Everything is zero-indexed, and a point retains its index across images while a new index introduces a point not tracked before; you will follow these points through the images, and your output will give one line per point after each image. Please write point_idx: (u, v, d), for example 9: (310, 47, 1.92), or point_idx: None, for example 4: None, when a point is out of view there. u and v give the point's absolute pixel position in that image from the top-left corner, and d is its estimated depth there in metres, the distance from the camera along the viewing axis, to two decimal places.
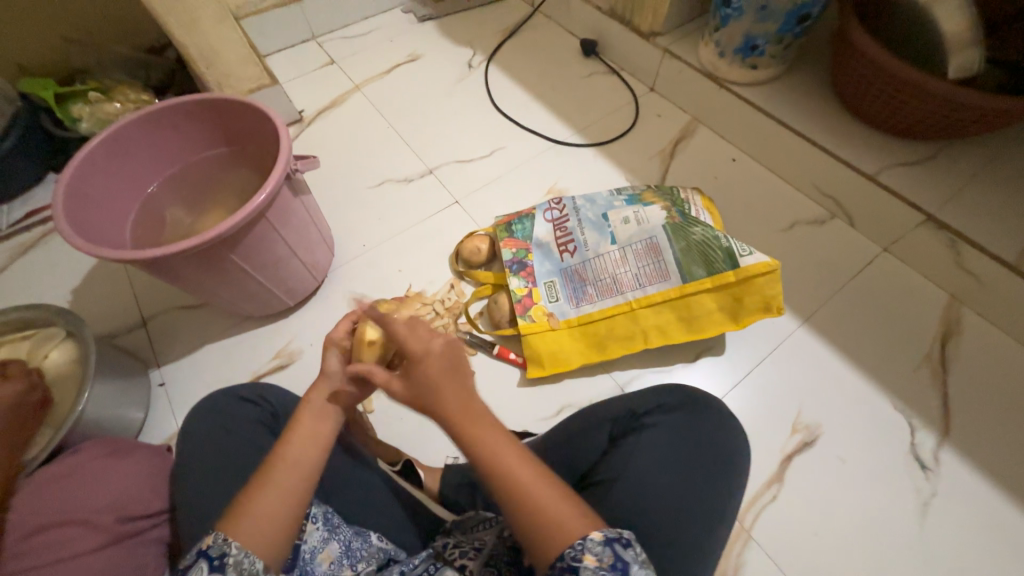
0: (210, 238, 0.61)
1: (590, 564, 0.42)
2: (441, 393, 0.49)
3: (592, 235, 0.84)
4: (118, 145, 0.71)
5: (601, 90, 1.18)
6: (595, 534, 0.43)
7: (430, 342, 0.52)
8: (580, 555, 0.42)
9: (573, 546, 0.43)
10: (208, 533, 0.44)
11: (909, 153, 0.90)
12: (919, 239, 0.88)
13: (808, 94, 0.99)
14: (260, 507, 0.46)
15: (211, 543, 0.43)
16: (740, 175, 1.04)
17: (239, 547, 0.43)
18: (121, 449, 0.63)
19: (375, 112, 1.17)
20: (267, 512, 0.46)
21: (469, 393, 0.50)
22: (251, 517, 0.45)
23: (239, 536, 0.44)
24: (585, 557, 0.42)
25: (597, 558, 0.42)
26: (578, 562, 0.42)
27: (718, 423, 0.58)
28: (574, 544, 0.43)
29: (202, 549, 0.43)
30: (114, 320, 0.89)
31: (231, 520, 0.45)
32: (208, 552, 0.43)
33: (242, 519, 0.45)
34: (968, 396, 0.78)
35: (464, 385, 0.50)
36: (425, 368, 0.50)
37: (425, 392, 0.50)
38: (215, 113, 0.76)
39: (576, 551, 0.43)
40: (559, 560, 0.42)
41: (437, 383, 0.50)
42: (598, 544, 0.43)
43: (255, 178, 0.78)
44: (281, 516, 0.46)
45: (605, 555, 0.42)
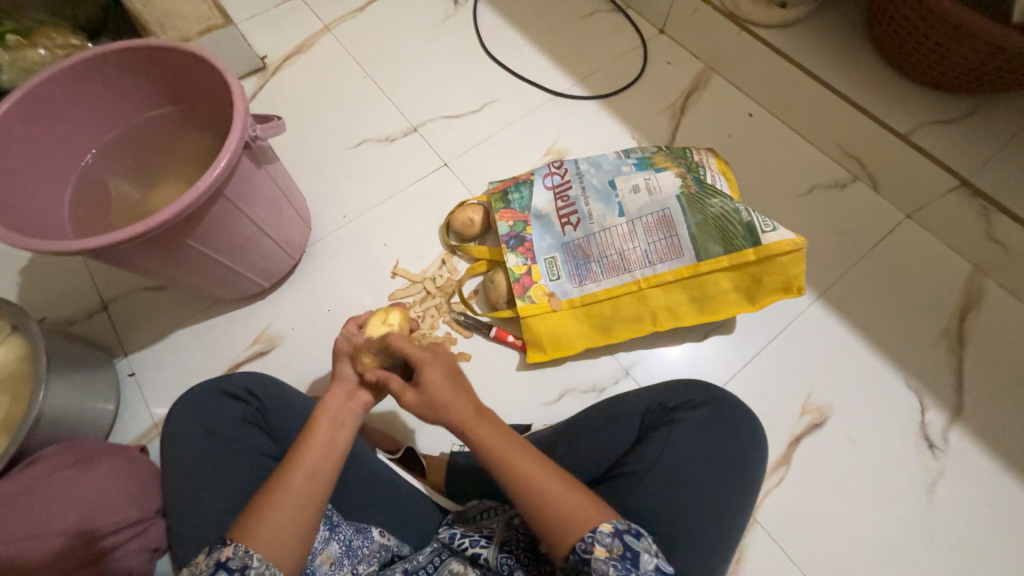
0: (160, 222, 0.52)
1: (601, 555, 0.40)
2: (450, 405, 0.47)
3: (597, 206, 0.75)
4: (38, 107, 0.60)
5: (606, 32, 1.04)
6: (605, 527, 0.41)
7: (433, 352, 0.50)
8: (590, 547, 0.41)
9: (583, 540, 0.41)
10: (229, 542, 0.42)
11: (948, 108, 0.80)
12: (949, 206, 0.81)
13: (840, 38, 0.87)
14: (269, 528, 0.43)
15: (231, 554, 0.41)
16: (757, 133, 0.94)
17: (262, 558, 0.41)
18: (85, 460, 0.60)
19: (348, 58, 1.02)
20: (281, 523, 0.43)
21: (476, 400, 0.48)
22: (265, 537, 0.42)
23: (258, 547, 0.42)
24: (595, 549, 0.40)
25: (608, 549, 0.41)
26: (588, 555, 0.41)
27: (742, 423, 0.56)
28: (584, 537, 0.41)
29: (223, 559, 0.41)
30: (70, 305, 0.81)
31: (246, 529, 0.42)
32: (231, 563, 0.41)
33: (261, 528, 0.42)
34: (984, 374, 0.76)
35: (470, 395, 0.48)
36: (430, 381, 0.48)
37: (436, 404, 0.47)
38: (154, 65, 0.64)
39: (587, 543, 0.41)
40: (572, 553, 0.41)
41: (447, 395, 0.47)
42: (607, 536, 0.41)
43: (211, 143, 0.67)
44: (295, 526, 0.43)
45: (615, 545, 0.41)
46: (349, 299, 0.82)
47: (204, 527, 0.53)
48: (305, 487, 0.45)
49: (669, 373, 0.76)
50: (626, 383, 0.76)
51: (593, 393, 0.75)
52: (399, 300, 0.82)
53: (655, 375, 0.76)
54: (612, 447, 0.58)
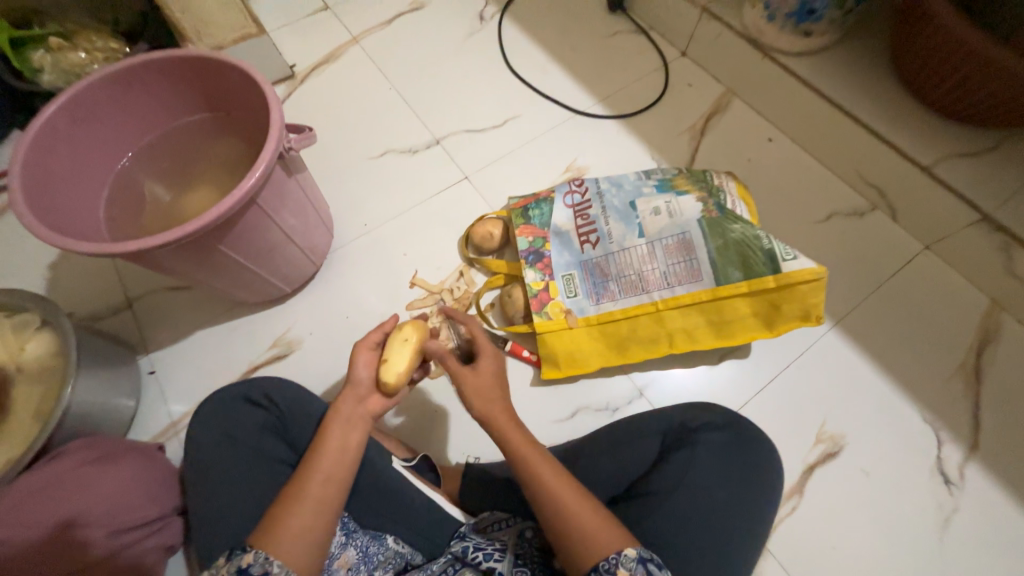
0: (196, 229, 0.54)
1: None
2: (494, 410, 0.50)
3: (617, 226, 0.76)
4: (82, 111, 0.62)
5: (628, 53, 1.06)
6: (630, 550, 0.41)
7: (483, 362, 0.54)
8: (614, 568, 0.41)
9: (607, 559, 0.41)
10: (248, 549, 0.42)
11: (970, 141, 0.80)
12: (968, 239, 0.81)
13: (863, 68, 0.87)
14: (289, 534, 0.44)
15: (252, 560, 0.42)
16: (776, 158, 0.95)
17: (281, 564, 0.42)
18: (106, 456, 0.61)
19: (374, 70, 1.04)
20: (301, 526, 0.44)
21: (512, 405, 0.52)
22: (287, 539, 0.43)
23: (277, 550, 0.43)
24: (618, 570, 0.40)
25: (631, 573, 0.40)
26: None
27: (761, 451, 0.56)
28: (607, 557, 0.41)
29: (243, 566, 0.41)
30: (95, 301, 0.83)
31: (265, 533, 0.43)
32: (252, 570, 0.41)
33: (281, 533, 0.43)
34: (1001, 410, 0.75)
35: (508, 402, 0.52)
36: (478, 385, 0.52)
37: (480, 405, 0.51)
38: (194, 74, 0.66)
39: (610, 564, 0.41)
40: (593, 573, 0.41)
41: (489, 401, 0.51)
42: (630, 560, 0.41)
43: (244, 151, 0.69)
44: (314, 530, 0.45)
45: (638, 571, 0.40)
46: (367, 307, 0.83)
47: (221, 528, 0.54)
48: (320, 491, 0.46)
49: (682, 394, 0.76)
50: (639, 403, 0.76)
51: (606, 412, 0.75)
52: (416, 310, 0.83)
53: (668, 396, 0.76)
54: (628, 469, 0.58)
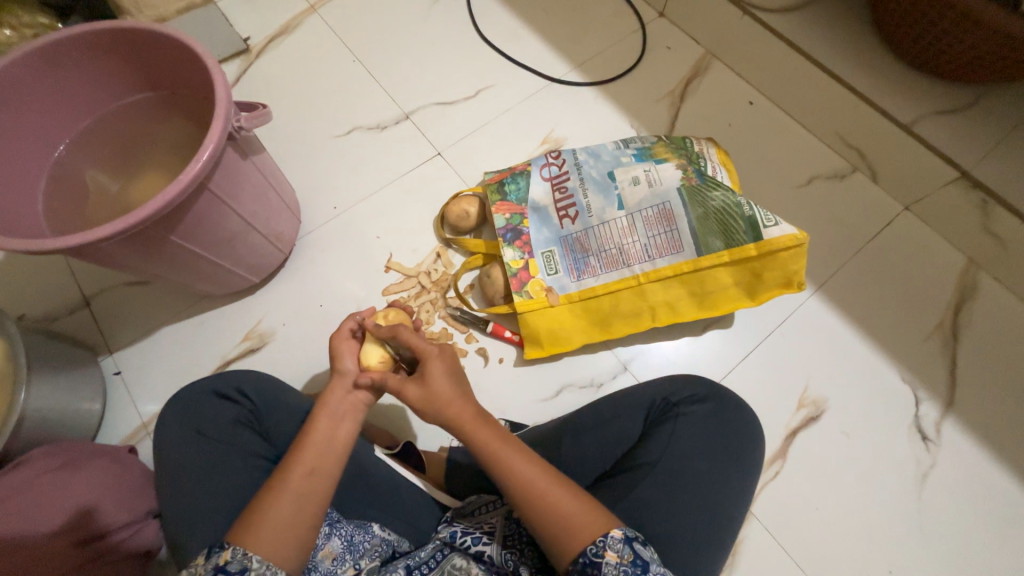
0: (143, 218, 0.50)
1: (612, 560, 0.40)
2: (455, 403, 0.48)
3: (596, 198, 0.74)
4: (4, 94, 0.56)
5: (603, 15, 1.01)
6: (616, 531, 0.41)
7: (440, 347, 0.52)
8: (601, 551, 0.41)
9: (594, 543, 0.41)
10: (226, 546, 0.41)
11: (950, 98, 0.79)
12: (947, 198, 0.80)
13: (844, 24, 0.85)
14: (275, 520, 0.42)
15: (230, 557, 0.40)
16: (758, 122, 0.93)
17: (261, 559, 0.40)
18: (74, 461, 0.59)
19: (335, 41, 0.98)
20: (276, 525, 0.42)
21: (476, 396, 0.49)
22: (271, 530, 0.42)
23: (258, 549, 0.41)
24: (605, 553, 0.40)
25: (618, 555, 0.40)
26: (598, 559, 0.40)
27: (743, 421, 0.56)
28: (595, 540, 0.41)
29: (221, 564, 0.40)
30: (50, 302, 0.78)
31: (242, 529, 0.42)
32: (230, 568, 0.40)
33: (261, 527, 0.42)
34: (976, 365, 0.76)
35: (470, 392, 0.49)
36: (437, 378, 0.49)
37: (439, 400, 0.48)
38: (131, 49, 0.60)
39: (597, 547, 0.41)
40: (580, 557, 0.41)
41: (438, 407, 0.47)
42: (618, 542, 0.41)
43: (194, 134, 0.64)
44: (296, 520, 0.43)
45: (625, 552, 0.40)
46: (341, 294, 0.80)
47: (198, 528, 0.52)
48: (301, 484, 0.44)
49: (667, 367, 0.76)
50: (624, 378, 0.75)
51: (591, 388, 0.75)
52: (394, 296, 0.80)
53: (653, 370, 0.76)
54: (616, 444, 0.57)
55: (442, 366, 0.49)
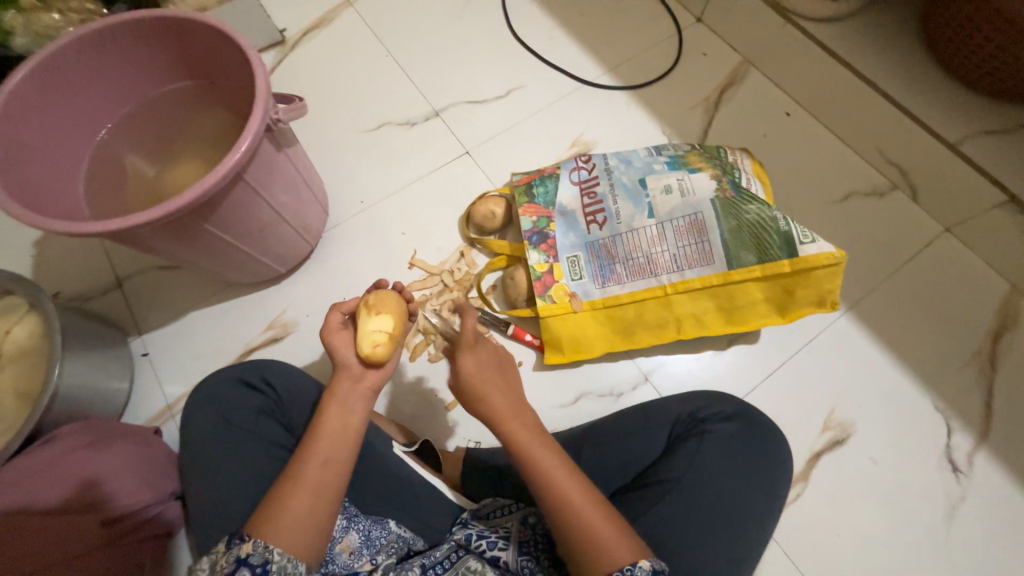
0: (181, 206, 0.51)
1: None
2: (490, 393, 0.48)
3: (626, 205, 0.72)
4: (53, 77, 0.57)
5: (639, 18, 0.99)
6: (644, 563, 0.40)
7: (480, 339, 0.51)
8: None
9: (622, 572, 0.40)
10: (246, 538, 0.41)
11: (1001, 118, 0.75)
12: (993, 221, 0.77)
13: (891, 36, 0.82)
14: (298, 508, 0.43)
15: (251, 550, 0.41)
16: (795, 134, 0.90)
17: (282, 551, 0.41)
18: (100, 440, 0.60)
19: (370, 35, 0.98)
20: (299, 517, 0.42)
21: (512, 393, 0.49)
22: (294, 521, 0.42)
23: (280, 542, 0.41)
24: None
25: None
26: None
27: (772, 443, 0.54)
28: (622, 569, 0.40)
29: (243, 556, 0.41)
30: (85, 281, 0.80)
31: (262, 521, 0.42)
32: (252, 559, 0.40)
33: (282, 521, 0.42)
34: (1014, 396, 0.73)
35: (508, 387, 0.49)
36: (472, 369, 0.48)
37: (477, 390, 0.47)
38: (175, 38, 0.61)
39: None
40: None
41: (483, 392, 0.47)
42: (645, 575, 0.40)
43: (231, 123, 0.65)
44: (316, 514, 0.43)
45: None
46: (365, 288, 0.80)
47: (219, 513, 0.53)
48: (319, 476, 0.44)
49: (689, 380, 0.74)
50: (645, 389, 0.74)
51: (610, 397, 0.74)
52: (416, 292, 0.80)
53: (675, 382, 0.74)
54: (638, 457, 0.56)
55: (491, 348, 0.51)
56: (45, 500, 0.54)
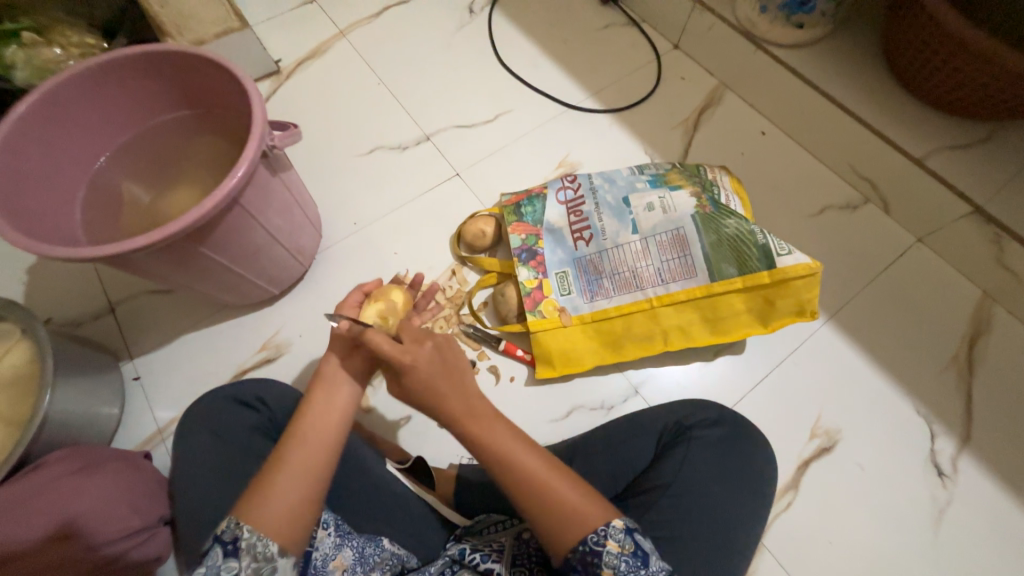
0: (179, 230, 0.52)
1: (612, 549, 0.40)
2: (442, 396, 0.45)
3: (611, 222, 0.75)
4: (54, 109, 0.59)
5: (620, 45, 1.04)
6: (618, 522, 0.41)
7: (418, 347, 0.46)
8: (603, 540, 0.40)
9: (597, 532, 0.40)
10: (225, 515, 0.43)
11: (961, 134, 0.80)
12: (960, 231, 0.81)
13: (856, 60, 0.87)
14: (284, 512, 0.43)
15: (224, 527, 0.42)
16: (770, 152, 0.94)
17: (252, 529, 0.41)
18: (89, 466, 0.59)
19: (363, 65, 1.02)
20: (286, 512, 0.43)
21: (467, 386, 0.46)
22: (272, 507, 0.42)
23: (267, 526, 0.42)
24: (607, 542, 0.40)
25: (619, 544, 0.40)
26: (600, 547, 0.40)
27: (756, 452, 0.55)
28: (597, 529, 0.41)
29: (218, 533, 0.42)
30: (77, 306, 0.80)
31: (250, 505, 0.42)
32: (224, 534, 0.41)
33: (259, 507, 0.42)
34: (991, 400, 0.75)
35: (461, 384, 0.46)
36: (419, 375, 0.45)
37: (426, 394, 0.45)
38: (173, 72, 0.63)
39: (599, 536, 0.40)
40: (582, 545, 0.40)
41: (436, 385, 0.45)
42: (619, 532, 0.40)
43: (227, 151, 0.67)
44: (296, 505, 0.43)
45: (626, 542, 0.40)
46: None
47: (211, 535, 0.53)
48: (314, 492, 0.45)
49: (678, 392, 0.76)
50: (635, 401, 0.75)
51: (602, 410, 0.75)
52: None
53: (664, 394, 0.75)
54: (630, 466, 0.57)
55: (428, 357, 0.46)
56: (14, 543, 0.52)
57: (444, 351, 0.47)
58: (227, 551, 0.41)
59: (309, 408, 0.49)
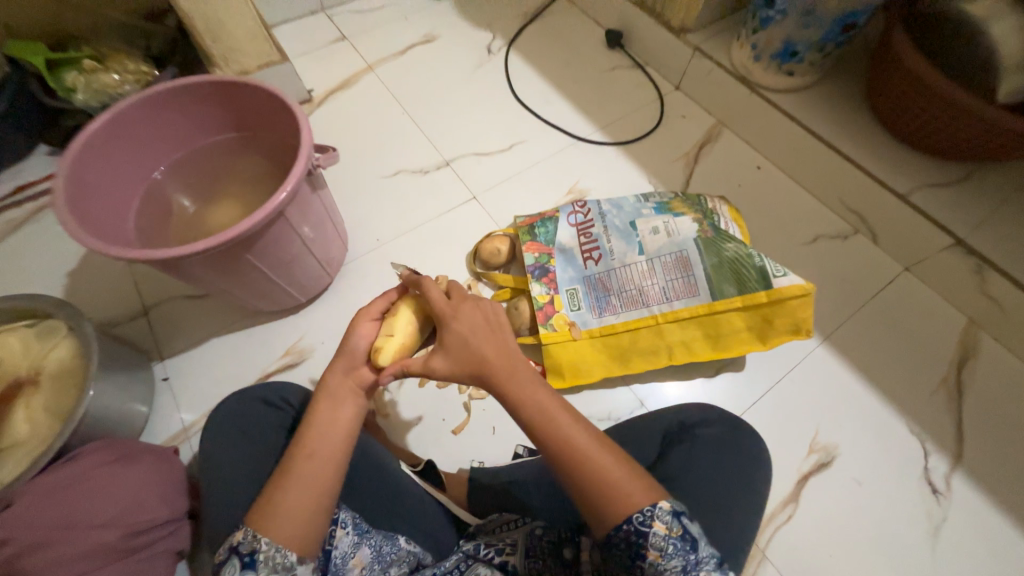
0: (231, 237, 0.58)
1: (660, 529, 0.42)
2: (486, 357, 0.50)
3: (618, 243, 0.81)
4: (121, 128, 0.66)
5: (626, 85, 1.14)
6: (664, 504, 0.43)
7: (462, 305, 0.53)
8: (649, 520, 0.42)
9: (641, 512, 0.42)
10: (240, 528, 0.45)
11: (940, 173, 0.87)
12: (944, 261, 0.87)
13: (842, 104, 0.95)
14: (300, 519, 0.45)
15: (241, 538, 0.45)
16: (766, 185, 1.01)
17: (269, 542, 0.44)
18: (124, 456, 0.62)
19: (389, 96, 1.11)
20: (299, 521, 0.45)
21: (510, 353, 0.50)
22: (283, 519, 0.45)
23: (279, 537, 0.44)
24: (654, 522, 0.42)
25: (667, 526, 0.42)
26: (646, 527, 0.42)
27: (755, 452, 0.58)
28: (642, 509, 0.43)
29: (235, 544, 0.45)
30: (113, 309, 0.85)
31: (261, 518, 0.45)
32: (242, 546, 0.44)
33: (274, 519, 0.45)
34: (980, 421, 0.79)
35: (504, 347, 0.51)
36: (465, 331, 0.51)
37: (468, 352, 0.50)
38: (228, 98, 0.70)
39: (645, 516, 0.42)
40: (629, 524, 0.42)
41: (481, 347, 0.50)
42: (666, 514, 0.42)
43: (271, 169, 0.74)
44: (311, 518, 0.46)
45: (673, 524, 0.42)
46: None
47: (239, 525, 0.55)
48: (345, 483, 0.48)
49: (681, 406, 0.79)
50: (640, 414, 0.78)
51: (609, 421, 0.78)
52: None
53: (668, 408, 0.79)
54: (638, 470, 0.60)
55: (470, 314, 0.53)
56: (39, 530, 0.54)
57: (486, 312, 0.53)
58: (244, 562, 0.43)
59: (328, 387, 0.53)
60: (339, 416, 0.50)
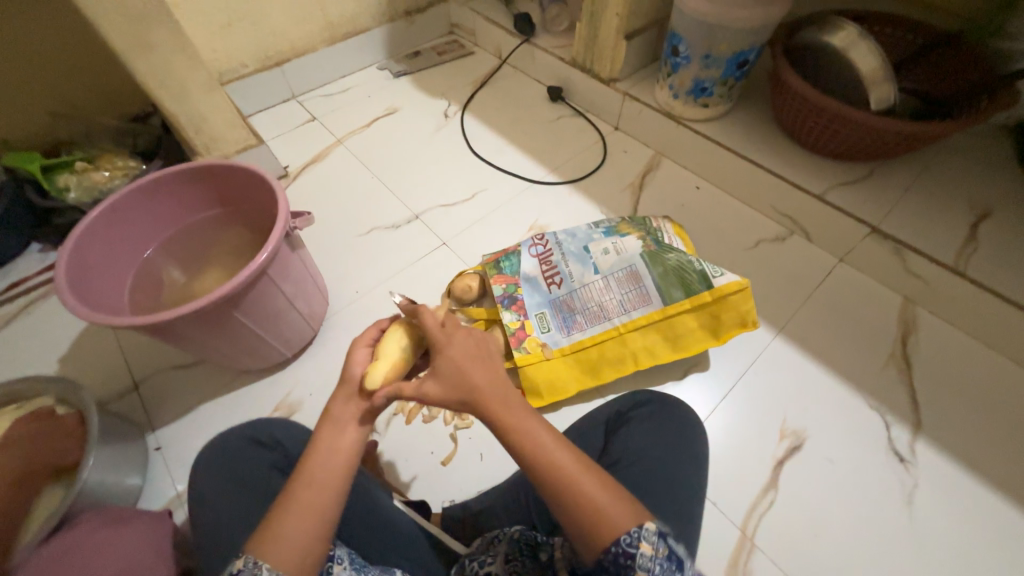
0: (219, 296, 0.64)
1: (647, 551, 0.40)
2: (477, 385, 0.48)
3: (576, 266, 0.89)
4: (116, 215, 0.74)
5: (570, 131, 1.27)
6: (650, 523, 0.41)
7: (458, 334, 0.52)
8: (636, 542, 0.40)
9: (629, 532, 0.40)
10: (240, 555, 0.43)
11: (848, 173, 1.00)
12: (869, 248, 0.96)
13: (756, 126, 1.09)
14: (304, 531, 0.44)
15: (241, 566, 0.42)
16: (705, 202, 1.13)
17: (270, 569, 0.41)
18: (119, 520, 0.64)
19: (359, 164, 1.22)
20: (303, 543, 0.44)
21: (503, 383, 0.49)
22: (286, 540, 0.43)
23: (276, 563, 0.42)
24: (640, 543, 0.40)
25: (653, 547, 0.40)
26: (634, 549, 0.40)
27: (685, 417, 0.67)
28: (629, 531, 0.41)
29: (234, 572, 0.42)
30: (105, 387, 0.88)
31: (260, 542, 0.43)
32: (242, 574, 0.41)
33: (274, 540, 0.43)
34: (931, 389, 0.85)
35: (496, 376, 0.49)
36: (457, 360, 0.49)
37: (460, 380, 0.48)
38: (212, 179, 0.79)
39: (632, 538, 0.40)
40: (616, 547, 0.40)
41: (471, 376, 0.48)
42: (653, 534, 0.41)
43: (253, 236, 0.81)
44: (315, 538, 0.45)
45: (660, 545, 0.40)
46: None
47: None
48: None
49: None
50: None
51: None
52: None
53: None
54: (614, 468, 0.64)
55: (465, 340, 0.52)
56: None
57: (483, 342, 0.52)
58: None
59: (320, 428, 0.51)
60: (341, 442, 0.49)
